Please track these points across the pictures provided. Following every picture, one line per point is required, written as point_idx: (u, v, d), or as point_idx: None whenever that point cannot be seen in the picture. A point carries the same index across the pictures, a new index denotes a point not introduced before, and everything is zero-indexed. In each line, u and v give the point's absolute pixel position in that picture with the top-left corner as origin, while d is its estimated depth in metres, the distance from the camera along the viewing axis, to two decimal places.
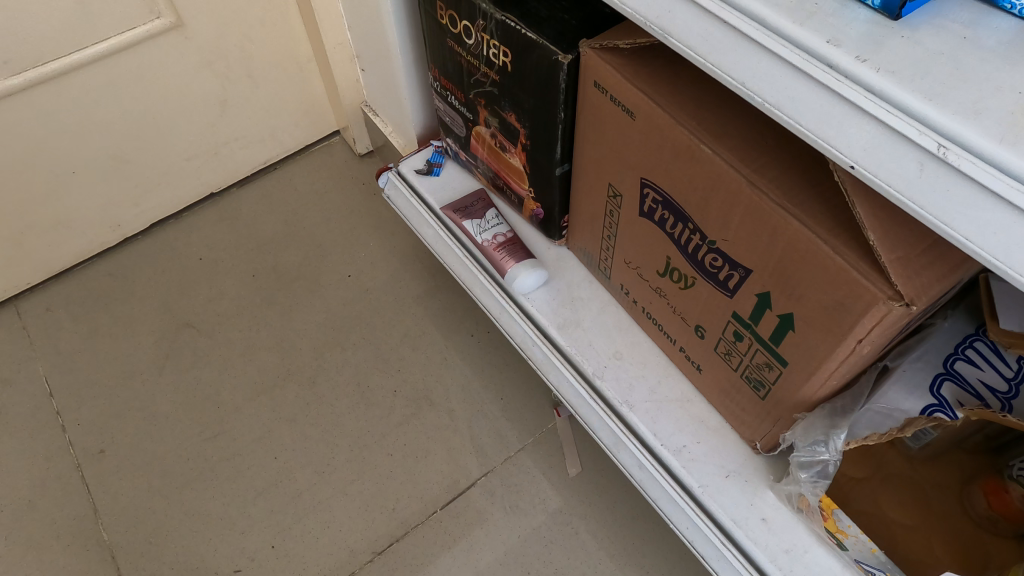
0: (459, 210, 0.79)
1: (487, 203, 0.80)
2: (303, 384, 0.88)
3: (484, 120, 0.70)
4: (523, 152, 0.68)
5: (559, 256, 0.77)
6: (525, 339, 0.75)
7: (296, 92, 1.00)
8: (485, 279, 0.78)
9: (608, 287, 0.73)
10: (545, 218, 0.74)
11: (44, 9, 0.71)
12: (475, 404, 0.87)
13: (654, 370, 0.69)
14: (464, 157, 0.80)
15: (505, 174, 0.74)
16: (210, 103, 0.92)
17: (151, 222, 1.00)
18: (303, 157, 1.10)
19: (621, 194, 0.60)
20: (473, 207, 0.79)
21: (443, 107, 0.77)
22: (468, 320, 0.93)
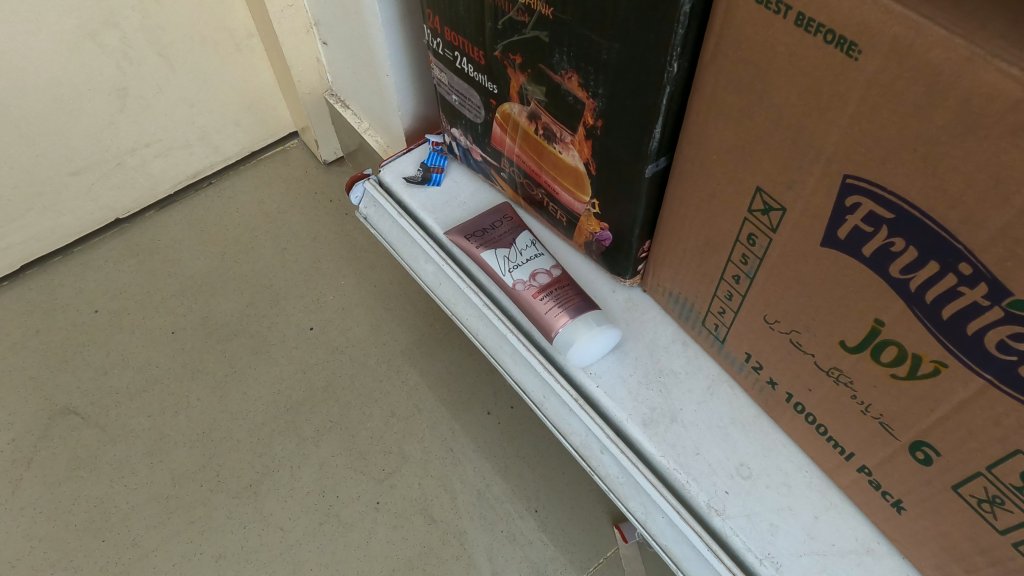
0: (473, 235, 0.52)
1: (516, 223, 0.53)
2: (237, 497, 0.59)
3: (519, 93, 0.44)
4: (589, 139, 0.41)
5: (631, 303, 0.50)
6: (586, 440, 0.47)
7: (234, 79, 0.73)
8: (517, 341, 0.50)
9: (718, 357, 0.46)
10: (613, 246, 0.47)
11: None
12: (496, 522, 0.58)
13: (807, 499, 0.41)
14: (478, 156, 0.53)
15: (550, 179, 0.47)
16: (104, 94, 0.65)
17: (30, 259, 0.73)
18: (249, 168, 0.82)
19: (785, 207, 0.34)
20: (493, 231, 0.51)
21: (447, 80, 0.50)
22: (481, 391, 0.64)
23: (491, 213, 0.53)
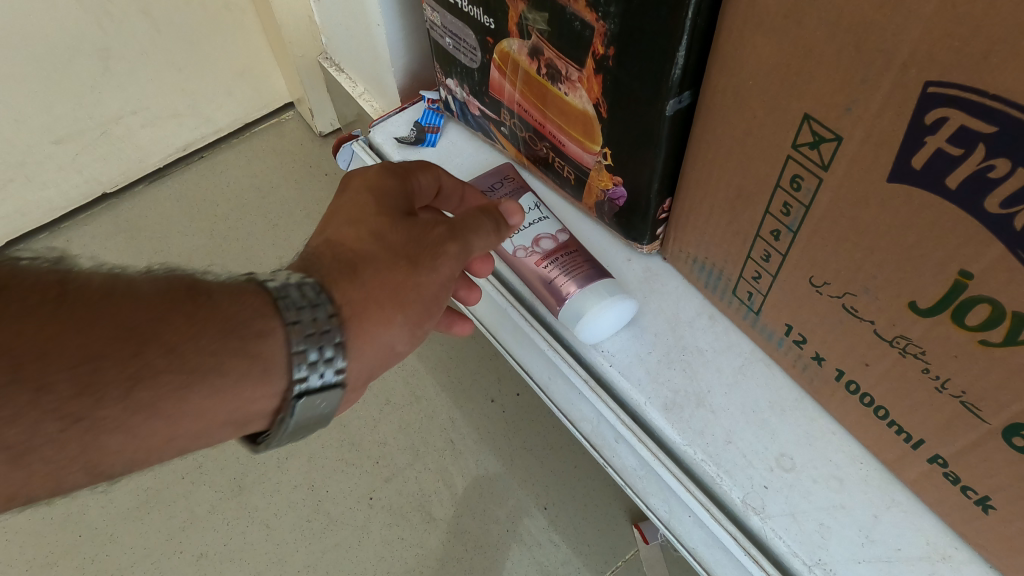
0: None
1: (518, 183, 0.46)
2: (220, 492, 0.54)
3: (518, 25, 0.38)
4: (600, 72, 0.35)
5: (649, 273, 0.44)
6: (598, 429, 0.41)
7: (221, 42, 0.69)
8: (520, 317, 0.44)
9: (752, 332, 0.40)
10: (628, 205, 0.41)
11: None
12: (503, 521, 0.52)
13: (862, 496, 0.35)
14: (476, 109, 0.48)
15: (555, 129, 0.41)
16: (82, 54, 0.62)
17: (17, 235, 0.71)
18: (243, 140, 0.78)
19: (840, 135, 0.27)
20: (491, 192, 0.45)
21: (439, 21, 0.44)
22: (485, 376, 0.59)
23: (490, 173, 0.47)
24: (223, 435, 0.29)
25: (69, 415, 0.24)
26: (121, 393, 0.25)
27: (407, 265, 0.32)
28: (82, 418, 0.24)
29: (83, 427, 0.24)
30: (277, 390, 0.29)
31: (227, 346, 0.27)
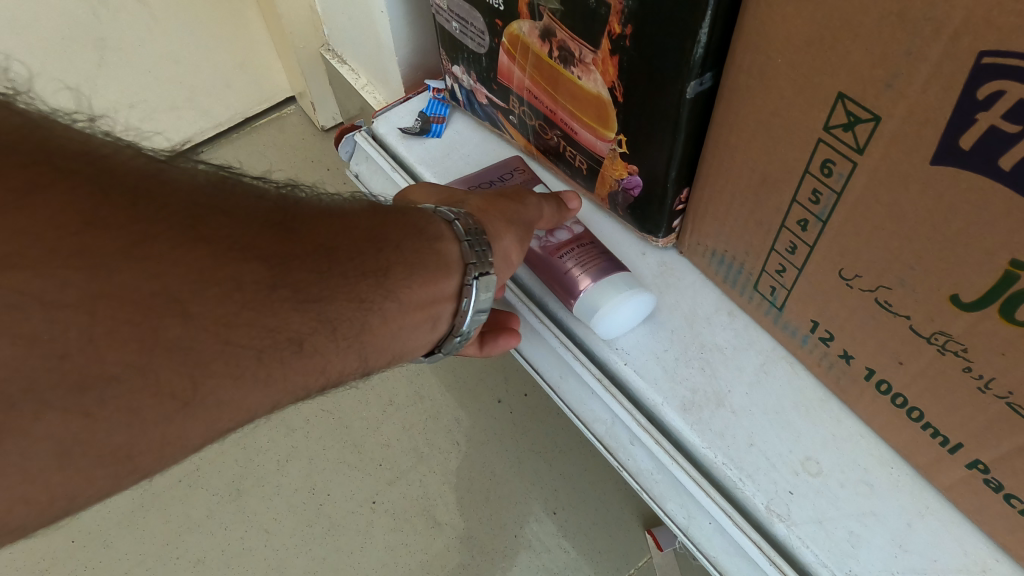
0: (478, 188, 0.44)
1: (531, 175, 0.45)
2: (218, 495, 0.52)
3: (529, 5, 0.36)
4: (617, 53, 0.33)
5: (665, 269, 0.42)
6: (613, 429, 0.39)
7: (221, 33, 0.67)
8: (530, 313, 0.42)
9: (772, 329, 0.38)
10: (643, 196, 0.39)
11: None
12: (510, 526, 0.50)
13: (894, 503, 0.33)
14: (483, 98, 0.46)
15: (567, 116, 0.39)
16: (78, 44, 0.60)
17: None
18: (243, 135, 0.76)
19: (878, 114, 0.25)
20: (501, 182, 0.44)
21: (445, 4, 0.42)
22: (491, 375, 0.57)
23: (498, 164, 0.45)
24: (426, 325, 0.33)
25: (355, 297, 0.29)
26: (375, 279, 0.30)
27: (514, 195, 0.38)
28: (359, 297, 0.29)
29: (363, 305, 0.29)
30: (451, 286, 0.33)
31: (408, 238, 0.32)
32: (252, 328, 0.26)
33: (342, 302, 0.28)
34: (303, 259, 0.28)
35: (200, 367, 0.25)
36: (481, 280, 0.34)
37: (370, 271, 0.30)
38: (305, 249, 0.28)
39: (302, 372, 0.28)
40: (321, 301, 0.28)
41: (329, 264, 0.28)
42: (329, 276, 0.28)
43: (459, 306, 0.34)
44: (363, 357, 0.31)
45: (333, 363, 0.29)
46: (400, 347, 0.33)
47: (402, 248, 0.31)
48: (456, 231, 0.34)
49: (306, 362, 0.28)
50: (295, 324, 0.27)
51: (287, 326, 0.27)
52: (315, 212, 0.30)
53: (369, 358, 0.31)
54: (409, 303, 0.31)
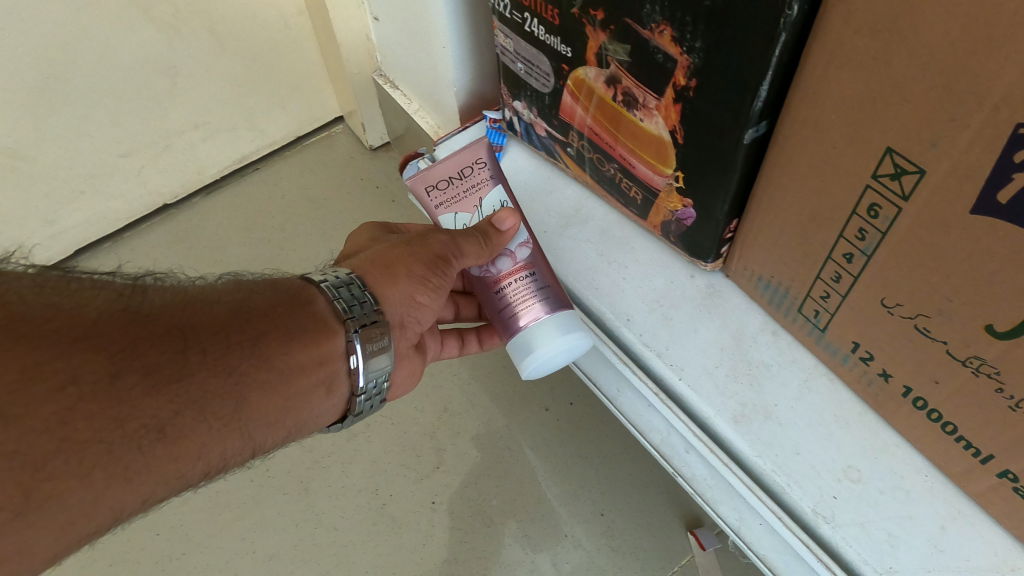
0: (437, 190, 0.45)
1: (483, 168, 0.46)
2: (289, 494, 0.56)
3: (597, 55, 0.40)
4: (680, 102, 0.37)
5: (711, 291, 0.46)
6: (668, 439, 0.43)
7: (281, 60, 0.72)
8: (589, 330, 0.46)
9: (815, 348, 0.41)
10: (696, 226, 0.43)
11: None
12: (560, 526, 0.54)
13: (929, 508, 0.36)
14: (543, 131, 0.50)
15: (626, 152, 0.43)
16: (153, 71, 0.65)
17: (81, 246, 0.73)
18: (295, 153, 0.81)
19: (924, 169, 0.29)
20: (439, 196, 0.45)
21: (512, 47, 0.46)
22: (538, 384, 0.61)
23: (450, 160, 0.45)
24: (315, 395, 0.39)
25: (223, 371, 0.34)
26: (236, 353, 0.35)
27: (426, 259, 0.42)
28: (230, 370, 0.35)
29: (225, 380, 0.35)
30: (339, 342, 0.39)
31: (292, 311, 0.38)
32: (108, 420, 0.31)
33: (214, 379, 0.34)
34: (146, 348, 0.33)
35: (67, 465, 0.30)
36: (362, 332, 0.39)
37: (243, 344, 0.36)
38: (153, 342, 0.33)
39: (173, 458, 0.33)
40: (182, 384, 0.33)
41: (197, 351, 0.34)
42: (201, 360, 0.34)
43: (349, 362, 0.40)
44: (247, 434, 0.36)
45: (205, 441, 0.34)
46: (289, 416, 0.38)
47: (278, 318, 0.38)
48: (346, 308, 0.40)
49: (193, 437, 0.33)
50: (161, 406, 0.32)
51: (141, 414, 0.32)
52: (189, 297, 0.37)
53: (254, 435, 0.36)
54: (284, 370, 0.37)
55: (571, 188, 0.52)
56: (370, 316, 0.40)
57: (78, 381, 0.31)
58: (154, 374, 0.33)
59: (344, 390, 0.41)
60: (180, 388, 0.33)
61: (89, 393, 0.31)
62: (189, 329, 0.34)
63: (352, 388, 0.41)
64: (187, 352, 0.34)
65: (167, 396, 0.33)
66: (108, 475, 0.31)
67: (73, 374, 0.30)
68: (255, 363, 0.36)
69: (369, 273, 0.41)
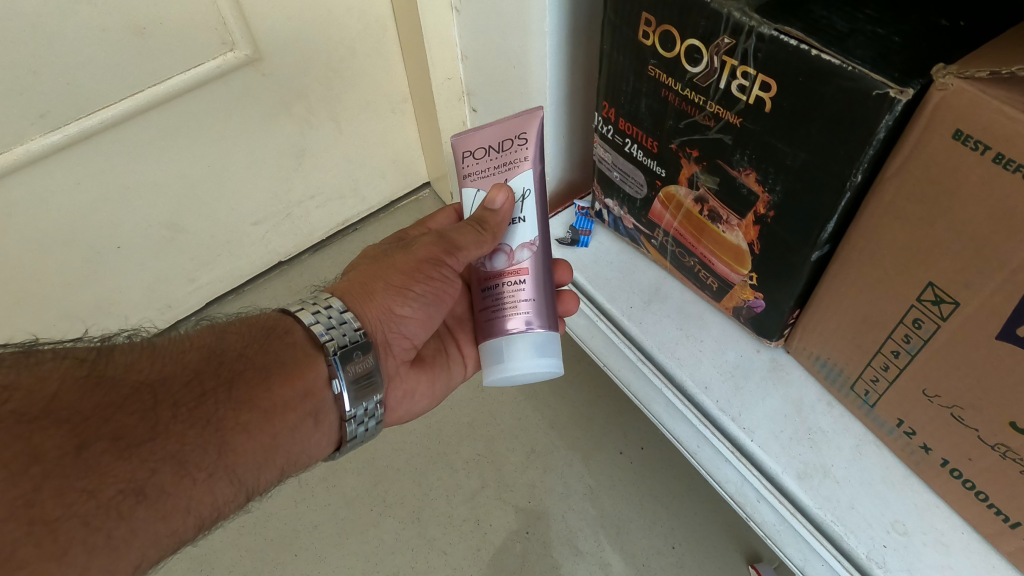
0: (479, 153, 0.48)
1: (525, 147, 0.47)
2: (403, 522, 0.66)
3: (689, 179, 0.50)
4: (758, 224, 0.46)
5: (775, 363, 0.54)
6: (741, 488, 0.52)
7: (384, 140, 0.86)
8: (672, 394, 0.55)
9: (865, 420, 0.50)
10: (764, 313, 0.52)
11: (101, 54, 0.60)
12: (638, 557, 0.63)
13: (966, 560, 0.45)
14: (630, 224, 0.60)
15: (707, 251, 0.53)
16: (286, 155, 0.79)
17: (208, 299, 0.88)
18: (389, 214, 0.96)
19: (958, 301, 0.38)
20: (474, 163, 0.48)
21: (610, 159, 0.57)
22: (612, 430, 0.70)
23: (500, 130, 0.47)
24: (306, 425, 0.46)
25: (200, 421, 0.41)
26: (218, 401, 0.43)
27: (400, 290, 0.50)
28: (207, 418, 0.42)
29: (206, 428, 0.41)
30: (321, 369, 0.47)
31: (268, 347, 0.46)
32: (84, 493, 0.37)
33: (192, 431, 0.41)
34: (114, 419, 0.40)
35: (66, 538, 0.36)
36: (339, 354, 0.47)
37: (217, 390, 0.43)
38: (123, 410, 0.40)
39: (163, 512, 0.39)
40: (156, 442, 0.40)
41: (169, 406, 0.41)
42: (175, 416, 0.41)
43: (334, 390, 0.47)
44: (234, 477, 0.43)
45: (195, 491, 0.41)
46: (281, 454, 0.45)
47: (256, 356, 0.46)
48: (306, 348, 0.47)
49: (177, 491, 0.40)
50: (149, 459, 0.39)
51: (120, 480, 0.38)
52: (160, 353, 0.44)
53: (241, 479, 0.43)
54: (268, 407, 0.44)
55: (651, 268, 0.61)
56: (352, 335, 0.48)
57: (47, 458, 0.37)
58: (123, 439, 0.39)
59: (332, 419, 0.48)
60: (152, 446, 0.40)
61: (57, 467, 0.37)
62: (158, 385, 0.42)
63: (338, 416, 0.48)
64: (156, 411, 0.41)
65: (152, 453, 0.40)
66: (89, 546, 0.37)
67: (38, 453, 0.37)
68: (237, 407, 0.43)
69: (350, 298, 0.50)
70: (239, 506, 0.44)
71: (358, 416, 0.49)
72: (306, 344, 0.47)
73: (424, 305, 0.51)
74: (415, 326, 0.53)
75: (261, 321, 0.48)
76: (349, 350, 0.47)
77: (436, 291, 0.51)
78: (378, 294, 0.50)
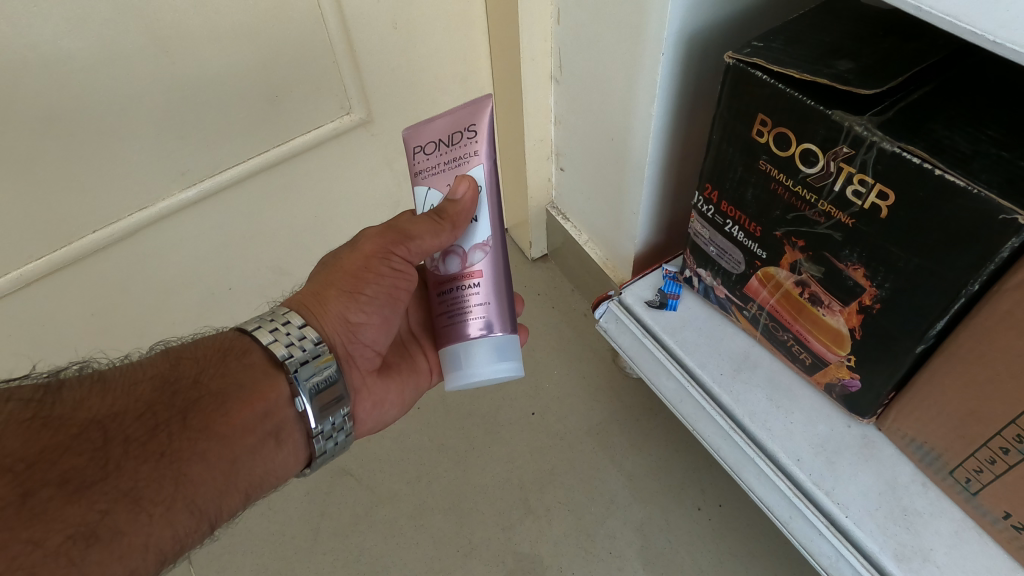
0: (432, 142, 0.50)
1: (475, 141, 0.49)
2: (489, 565, 0.70)
3: (791, 264, 0.52)
4: (862, 313, 0.49)
5: (868, 440, 0.56)
6: (837, 563, 0.53)
7: None
8: (764, 464, 0.58)
9: (965, 506, 0.51)
10: (859, 393, 0.54)
11: (242, 121, 0.68)
12: None
13: None
14: (722, 293, 0.63)
15: (804, 329, 0.55)
16: (382, 206, 0.88)
17: None
18: None
19: None
20: (425, 159, 0.50)
21: (707, 235, 0.60)
22: (691, 486, 0.74)
23: (443, 124, 0.49)
24: (270, 446, 0.49)
25: (153, 456, 0.42)
26: (170, 432, 0.44)
27: (352, 295, 0.54)
28: (160, 452, 0.43)
29: (160, 460, 0.42)
30: (282, 387, 0.49)
31: (226, 370, 0.48)
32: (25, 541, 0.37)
33: (144, 467, 0.42)
34: (57, 460, 0.40)
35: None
36: (299, 370, 0.49)
37: (171, 421, 0.44)
38: (65, 450, 0.41)
39: (119, 554, 0.40)
40: (107, 481, 0.41)
41: (120, 442, 0.42)
42: (126, 451, 0.42)
43: (296, 407, 0.50)
44: (196, 509, 0.43)
45: (152, 525, 0.41)
46: (245, 477, 0.47)
47: (211, 382, 0.47)
48: (272, 369, 0.49)
49: (130, 529, 0.41)
50: (100, 499, 0.40)
51: (71, 523, 0.39)
52: (109, 385, 0.45)
53: (204, 511, 0.44)
54: (227, 432, 0.46)
55: (739, 336, 0.64)
56: (311, 349, 0.50)
57: None
58: (71, 482, 0.40)
59: (296, 436, 0.51)
60: (103, 488, 0.41)
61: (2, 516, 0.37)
62: (106, 421, 0.43)
63: (304, 433, 0.51)
64: (105, 448, 0.42)
65: (103, 492, 0.40)
66: None
67: None
68: (194, 436, 0.44)
69: (304, 306, 0.53)
70: (202, 537, 0.45)
71: (325, 431, 0.52)
72: (267, 363, 0.50)
73: (377, 309, 0.56)
74: (371, 332, 0.57)
75: (217, 343, 0.50)
76: (308, 364, 0.49)
77: (388, 294, 0.56)
78: (330, 301, 0.54)
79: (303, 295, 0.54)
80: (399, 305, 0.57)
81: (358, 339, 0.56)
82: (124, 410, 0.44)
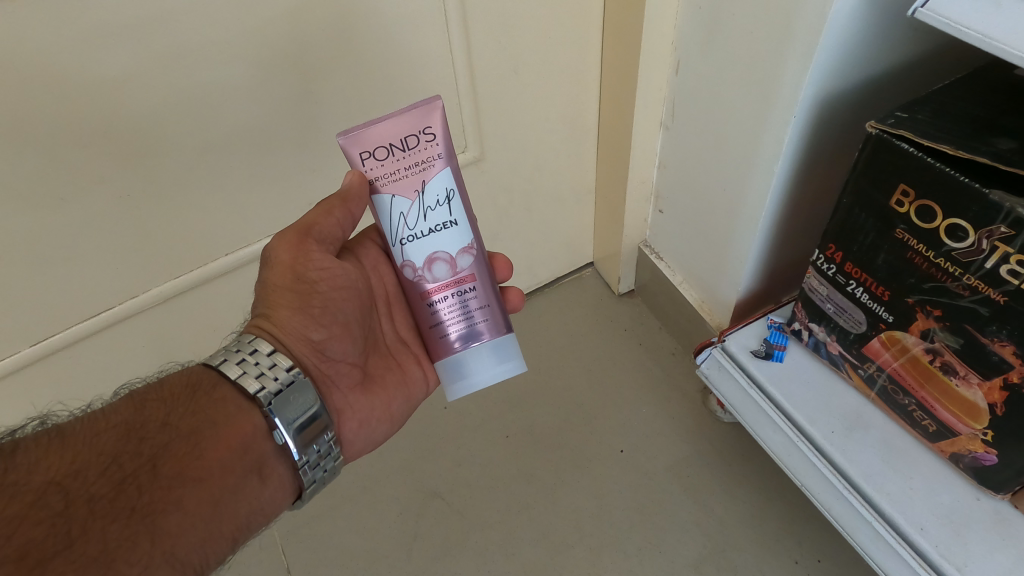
0: (387, 148, 0.49)
1: (432, 143, 0.49)
2: None
3: (923, 331, 0.52)
4: (1007, 389, 0.47)
5: (998, 514, 0.54)
6: None
7: (562, 227, 0.94)
8: (882, 528, 0.56)
9: None
10: (992, 467, 0.53)
11: None
12: None
13: None
14: (835, 350, 0.62)
15: (931, 397, 0.54)
16: None
17: None
18: (553, 290, 1.02)
19: None
20: (379, 166, 0.49)
21: (826, 292, 0.59)
22: (787, 538, 0.73)
23: (396, 128, 0.48)
24: (253, 483, 0.47)
25: (124, 511, 0.40)
26: (138, 483, 0.41)
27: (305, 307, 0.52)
28: (130, 506, 0.41)
29: (132, 515, 0.40)
30: (258, 420, 0.48)
31: (193, 410, 0.46)
32: None
33: (115, 525, 0.39)
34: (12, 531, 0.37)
35: None
36: (274, 403, 0.48)
37: (139, 472, 0.42)
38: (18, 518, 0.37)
39: None
40: (75, 547, 0.38)
41: (85, 502, 0.40)
42: (93, 510, 0.40)
43: (277, 440, 0.48)
44: (176, 561, 0.41)
45: None
46: (228, 520, 0.45)
47: (181, 423, 0.45)
48: (242, 402, 0.48)
49: None
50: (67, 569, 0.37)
51: None
52: (68, 440, 0.42)
53: (185, 563, 0.42)
54: (203, 476, 0.44)
55: (851, 393, 0.63)
56: (283, 377, 0.49)
57: None
58: (32, 554, 0.37)
59: (280, 470, 0.49)
60: (69, 554, 0.37)
61: None
62: (69, 481, 0.40)
63: (288, 465, 0.49)
64: (68, 510, 0.39)
65: (70, 560, 0.37)
66: None
67: None
68: (168, 485, 0.42)
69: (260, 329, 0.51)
70: None
71: (310, 461, 0.49)
72: (239, 398, 0.48)
73: (330, 319, 0.54)
74: (337, 342, 0.55)
75: (171, 383, 0.48)
76: (281, 397, 0.48)
77: (337, 301, 0.54)
78: (284, 318, 0.52)
79: (259, 314, 0.52)
80: (352, 311, 0.56)
81: (324, 354, 0.54)
82: (83, 466, 0.41)
